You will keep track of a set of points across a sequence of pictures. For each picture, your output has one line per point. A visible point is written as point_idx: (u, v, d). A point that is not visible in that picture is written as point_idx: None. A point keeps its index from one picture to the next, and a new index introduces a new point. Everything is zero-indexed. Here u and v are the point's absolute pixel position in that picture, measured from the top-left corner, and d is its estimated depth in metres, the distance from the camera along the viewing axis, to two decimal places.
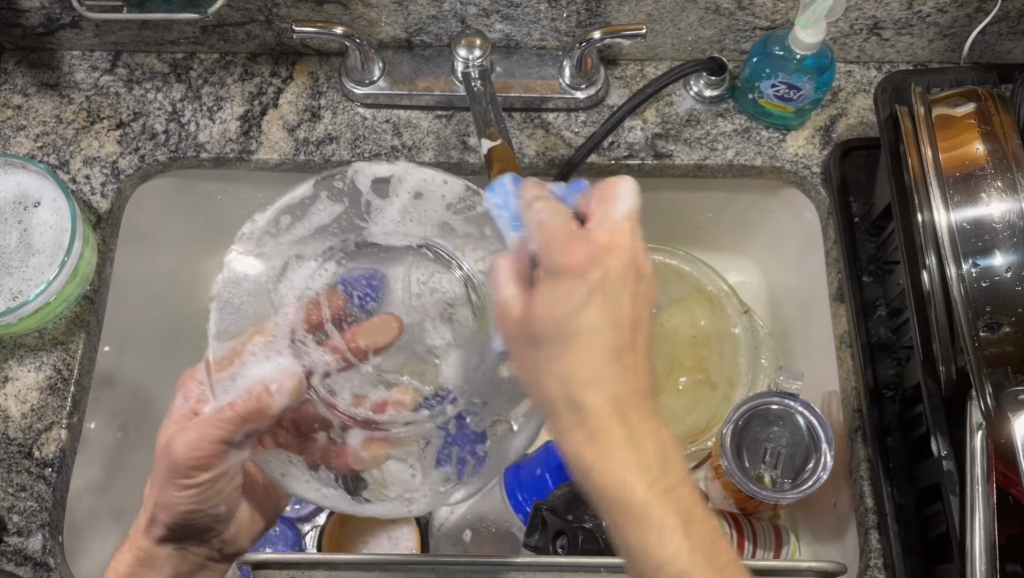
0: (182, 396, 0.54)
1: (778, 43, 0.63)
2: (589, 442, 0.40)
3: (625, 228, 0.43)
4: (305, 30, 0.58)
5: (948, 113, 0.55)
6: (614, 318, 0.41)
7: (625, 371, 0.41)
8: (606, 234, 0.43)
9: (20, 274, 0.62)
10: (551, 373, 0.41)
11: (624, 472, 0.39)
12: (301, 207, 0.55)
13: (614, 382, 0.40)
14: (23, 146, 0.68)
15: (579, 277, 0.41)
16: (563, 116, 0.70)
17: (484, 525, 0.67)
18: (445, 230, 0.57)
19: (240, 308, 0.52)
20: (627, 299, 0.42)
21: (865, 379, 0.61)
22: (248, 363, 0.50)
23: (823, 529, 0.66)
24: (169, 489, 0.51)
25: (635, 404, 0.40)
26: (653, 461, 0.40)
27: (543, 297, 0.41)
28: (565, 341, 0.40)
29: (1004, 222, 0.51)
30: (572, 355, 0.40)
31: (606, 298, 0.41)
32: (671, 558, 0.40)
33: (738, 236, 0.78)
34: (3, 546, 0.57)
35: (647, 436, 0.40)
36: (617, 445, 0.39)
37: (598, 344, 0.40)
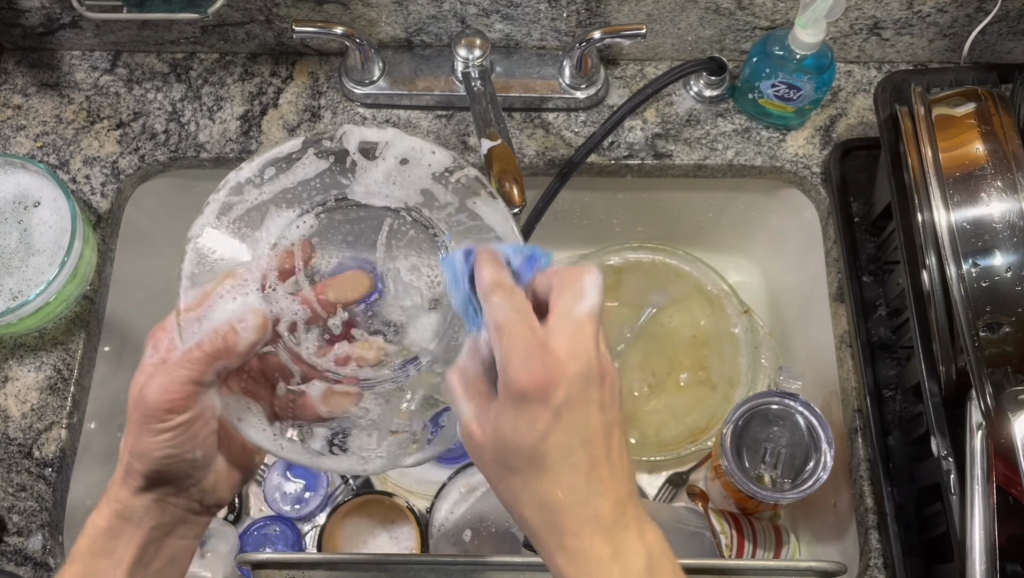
0: (151, 346, 0.52)
1: (778, 43, 0.63)
2: (573, 560, 0.42)
3: (587, 332, 0.43)
4: (305, 30, 0.58)
5: (948, 113, 0.55)
6: (584, 437, 0.42)
7: (599, 483, 0.43)
8: (568, 343, 0.42)
9: (20, 274, 0.62)
10: (532, 501, 0.43)
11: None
12: (287, 160, 0.52)
13: (594, 497, 0.42)
14: (23, 146, 0.68)
15: (544, 403, 0.42)
16: (563, 116, 0.70)
17: (484, 525, 0.66)
18: (431, 197, 0.52)
19: (215, 255, 0.48)
20: (595, 412, 0.43)
21: (865, 378, 0.61)
22: (215, 304, 0.48)
23: (823, 529, 0.66)
24: (146, 435, 0.52)
25: (614, 513, 0.43)
26: (637, 568, 0.42)
27: (512, 427, 0.42)
28: (542, 471, 0.42)
29: (1004, 222, 0.51)
30: (547, 486, 0.42)
31: (574, 417, 0.42)
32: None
33: (739, 237, 0.78)
34: (3, 546, 0.57)
35: (626, 538, 0.43)
36: (600, 564, 0.42)
37: (571, 466, 0.42)
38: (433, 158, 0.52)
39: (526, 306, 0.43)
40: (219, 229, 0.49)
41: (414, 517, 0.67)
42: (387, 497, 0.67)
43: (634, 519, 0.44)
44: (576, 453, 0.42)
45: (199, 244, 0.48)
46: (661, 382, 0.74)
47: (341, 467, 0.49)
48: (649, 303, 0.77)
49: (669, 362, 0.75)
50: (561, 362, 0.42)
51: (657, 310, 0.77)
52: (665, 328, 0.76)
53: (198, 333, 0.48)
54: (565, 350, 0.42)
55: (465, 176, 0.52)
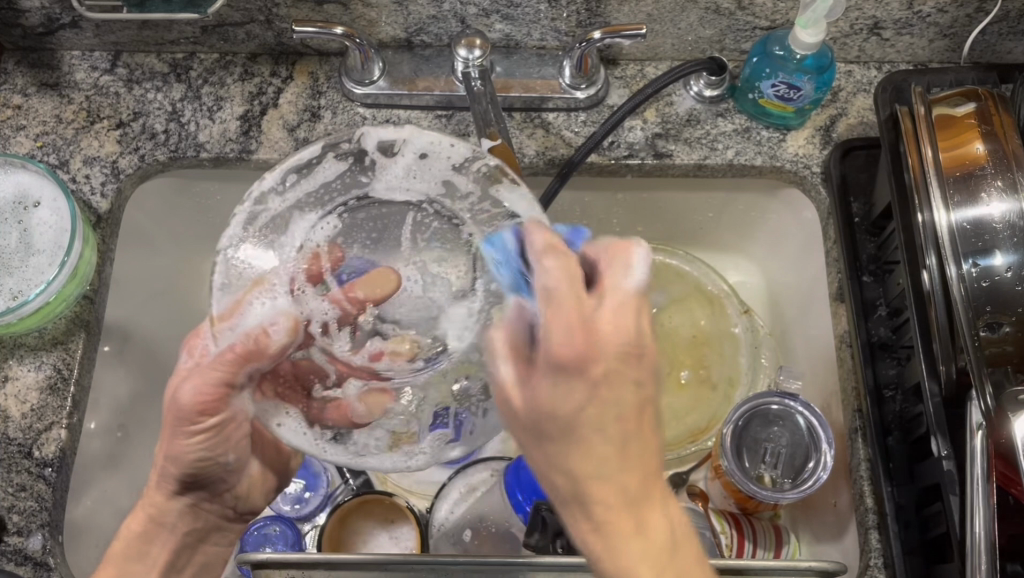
0: (185, 352, 0.53)
1: (778, 43, 0.63)
2: (600, 539, 0.40)
3: (632, 306, 0.40)
4: (304, 30, 0.58)
5: (948, 113, 0.55)
6: (619, 411, 0.40)
7: (633, 462, 0.40)
8: (612, 317, 0.40)
9: (20, 274, 0.62)
10: (559, 467, 0.41)
11: (629, 563, 0.40)
12: (307, 165, 0.52)
13: (620, 473, 0.40)
14: (23, 146, 0.68)
15: (580, 375, 0.39)
16: (563, 116, 0.70)
17: (484, 526, 0.67)
18: (453, 189, 0.52)
19: (244, 265, 0.49)
20: (630, 388, 0.40)
21: (865, 378, 0.61)
22: (245, 311, 0.48)
23: (823, 529, 0.66)
24: (178, 438, 0.53)
25: (644, 493, 0.40)
26: (662, 549, 0.40)
27: (548, 392, 0.39)
28: (569, 438, 0.40)
29: (1004, 222, 0.50)
30: (575, 453, 0.40)
31: (609, 392, 0.40)
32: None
33: (739, 237, 0.78)
34: (3, 546, 0.57)
35: (653, 518, 0.41)
36: (624, 540, 0.40)
37: (604, 438, 0.40)
38: (454, 150, 0.52)
39: (576, 271, 0.40)
40: (247, 240, 0.50)
41: (414, 517, 0.66)
42: (387, 497, 0.67)
43: (663, 502, 0.41)
44: (610, 428, 0.40)
45: (227, 256, 0.48)
46: (661, 382, 0.74)
47: (382, 466, 0.50)
48: (649, 304, 0.77)
49: (669, 361, 0.75)
50: (604, 334, 0.39)
51: (658, 310, 0.77)
52: (665, 329, 0.76)
53: (230, 339, 0.49)
54: (610, 321, 0.40)
55: (486, 167, 0.52)
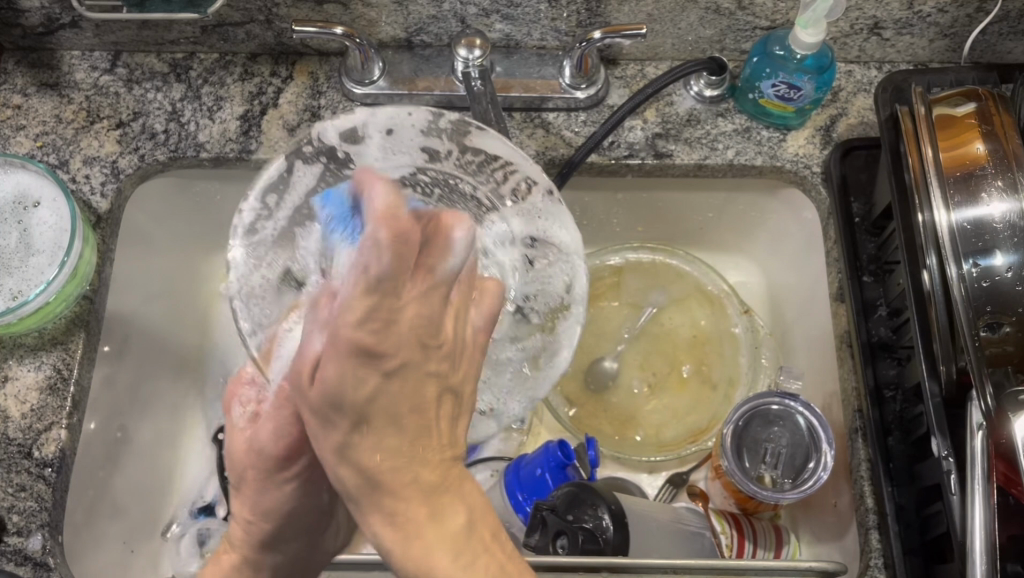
0: (237, 405, 0.59)
1: (778, 43, 0.63)
2: (397, 527, 0.44)
3: (439, 292, 0.44)
4: (305, 30, 0.58)
5: (948, 113, 0.55)
6: (421, 402, 0.46)
7: (426, 451, 0.46)
8: (414, 297, 0.43)
9: (20, 274, 0.62)
10: (355, 459, 0.45)
11: (426, 551, 0.43)
12: (282, 182, 0.52)
13: (417, 462, 0.45)
14: (23, 145, 0.68)
15: (375, 361, 0.42)
16: (563, 116, 0.69)
17: None
18: (433, 152, 0.55)
19: (258, 297, 0.51)
20: (428, 380, 0.46)
21: (865, 379, 0.61)
22: (283, 341, 0.50)
23: (823, 530, 0.66)
24: (268, 490, 0.56)
25: (439, 481, 0.45)
26: (458, 535, 0.44)
27: (349, 375, 0.42)
28: (365, 422, 0.45)
29: (1004, 222, 0.50)
30: (375, 437, 0.45)
31: (403, 380, 0.45)
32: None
33: (740, 237, 0.78)
34: (3, 546, 0.56)
35: (448, 503, 0.45)
36: (420, 529, 0.44)
37: (397, 432, 0.45)
38: (413, 118, 0.54)
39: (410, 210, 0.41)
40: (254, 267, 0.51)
41: None
42: None
43: (457, 488, 0.46)
44: (403, 417, 0.45)
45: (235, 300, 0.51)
46: (661, 381, 0.74)
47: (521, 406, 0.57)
48: (648, 304, 0.77)
49: (668, 361, 0.75)
50: (402, 323, 0.43)
51: (657, 310, 0.77)
52: (665, 329, 0.76)
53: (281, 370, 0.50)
54: (417, 306, 0.43)
55: (449, 122, 0.54)
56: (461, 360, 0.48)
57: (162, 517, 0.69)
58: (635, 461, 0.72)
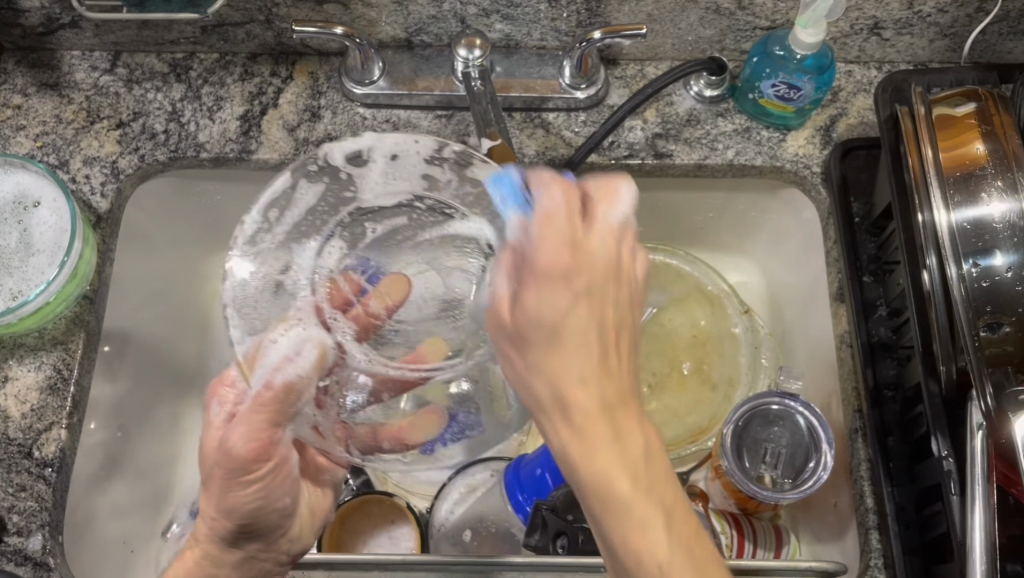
0: (216, 404, 0.53)
1: (778, 43, 0.63)
2: (577, 440, 0.38)
3: (616, 236, 0.40)
4: (304, 30, 0.58)
5: (948, 113, 0.55)
6: (602, 318, 0.39)
7: (612, 369, 0.39)
8: (600, 245, 0.39)
9: (20, 274, 0.62)
10: (538, 373, 0.39)
11: (608, 466, 0.38)
12: (283, 196, 0.51)
13: (602, 377, 0.38)
14: (23, 146, 0.68)
15: (562, 284, 0.38)
16: (563, 116, 0.70)
17: (484, 526, 0.67)
18: (433, 182, 0.53)
19: (257, 311, 0.48)
20: (611, 303, 0.39)
21: (865, 379, 0.61)
22: (267, 350, 0.48)
23: (823, 529, 0.66)
24: (233, 490, 0.51)
25: (620, 400, 0.39)
26: (640, 460, 0.38)
27: (534, 301, 0.38)
28: (551, 338, 0.38)
29: (1004, 222, 0.50)
30: (555, 355, 0.38)
31: (591, 300, 0.39)
32: (651, 555, 0.37)
33: (741, 237, 0.78)
34: (3, 546, 0.56)
35: (630, 429, 0.39)
36: (600, 443, 0.38)
37: (586, 347, 0.38)
38: (419, 145, 0.53)
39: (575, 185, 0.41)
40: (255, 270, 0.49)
41: (414, 517, 0.66)
42: (387, 497, 0.67)
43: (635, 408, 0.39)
44: (590, 334, 0.39)
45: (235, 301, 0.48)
46: (662, 381, 0.74)
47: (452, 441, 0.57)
48: (649, 303, 0.77)
49: (668, 361, 0.75)
50: (588, 251, 0.39)
51: (657, 310, 0.77)
52: (665, 328, 0.76)
53: (263, 379, 0.48)
54: (597, 246, 0.39)
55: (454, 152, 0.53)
56: (634, 295, 0.42)
57: (163, 516, 0.69)
58: None
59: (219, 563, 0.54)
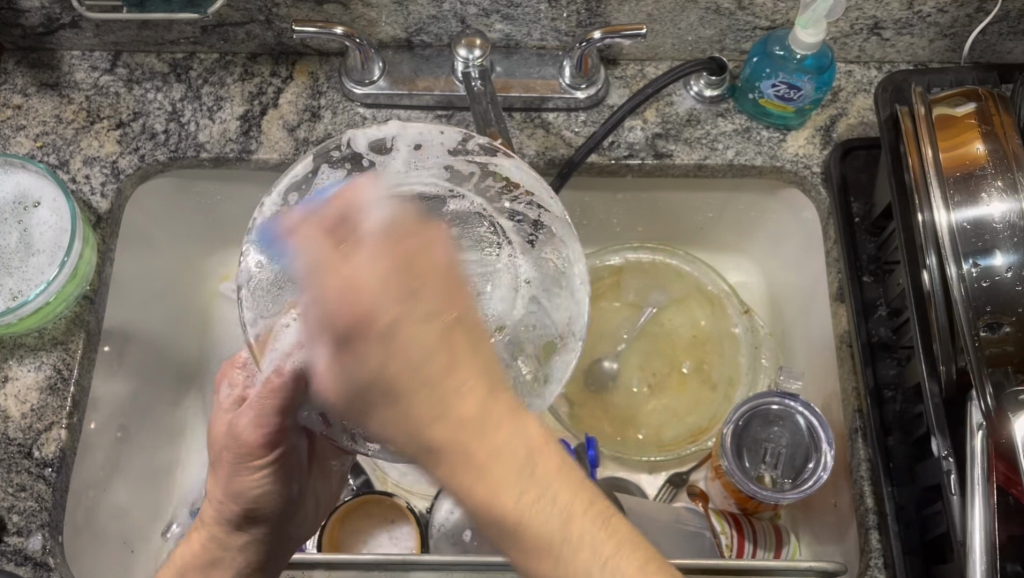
0: (227, 386, 0.54)
1: (778, 43, 0.63)
2: (452, 476, 0.36)
3: (396, 251, 0.38)
4: (304, 30, 0.58)
5: (948, 113, 0.55)
6: (420, 334, 0.36)
7: (465, 388, 0.36)
8: (367, 270, 0.37)
9: (20, 274, 0.62)
10: (393, 425, 0.37)
11: (492, 486, 0.35)
12: (302, 181, 0.54)
13: (462, 395, 0.36)
14: (23, 146, 0.68)
15: (366, 327, 0.37)
16: (563, 116, 0.70)
17: (485, 525, 0.65)
18: (456, 173, 0.55)
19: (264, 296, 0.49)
20: (421, 314, 0.37)
21: (866, 379, 0.61)
22: (279, 333, 0.47)
23: (823, 529, 0.66)
24: (241, 475, 0.51)
25: (484, 404, 0.36)
26: (518, 467, 0.36)
27: (354, 357, 0.37)
28: (392, 386, 0.36)
29: (1004, 222, 0.50)
30: (397, 405, 0.36)
31: (407, 317, 0.37)
32: (569, 564, 0.35)
33: (741, 236, 0.78)
34: (3, 546, 0.56)
35: (500, 434, 0.36)
36: (474, 471, 0.35)
37: (416, 375, 0.36)
38: (445, 135, 0.55)
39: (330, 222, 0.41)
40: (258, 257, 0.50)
41: (415, 517, 0.67)
42: (387, 497, 0.67)
43: (507, 409, 0.37)
44: (420, 363, 0.36)
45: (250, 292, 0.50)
46: (662, 381, 0.74)
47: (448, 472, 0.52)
48: (649, 304, 0.77)
49: (668, 361, 0.75)
50: (367, 285, 0.37)
51: (657, 310, 0.77)
52: (665, 328, 0.76)
53: (274, 363, 0.46)
54: (379, 266, 0.37)
55: (477, 145, 0.55)
56: (449, 284, 0.38)
57: (163, 516, 0.69)
58: (636, 460, 0.72)
59: (224, 546, 0.52)
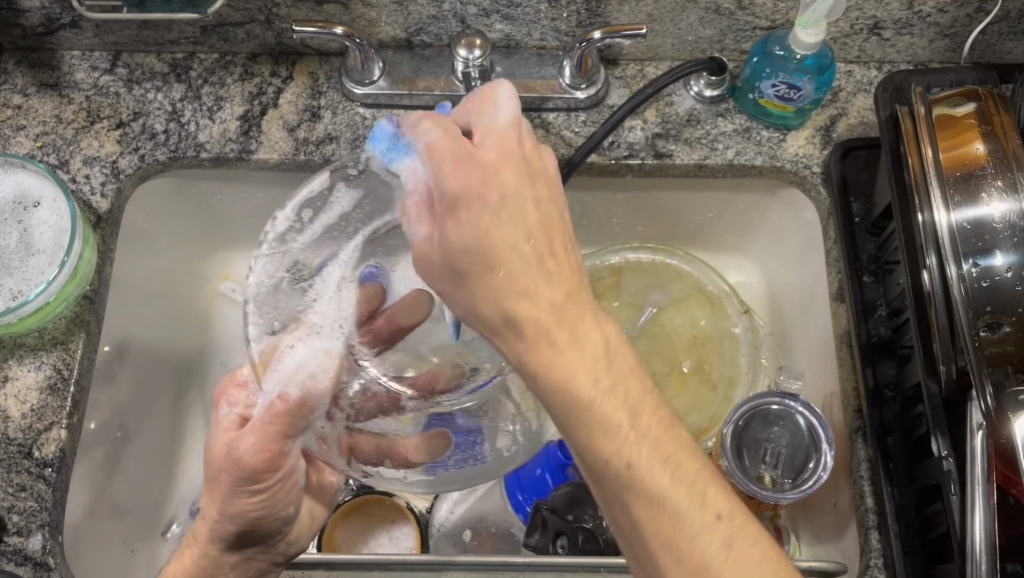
0: (224, 405, 0.51)
1: (778, 43, 0.63)
2: (529, 351, 0.41)
3: (515, 161, 0.43)
4: (304, 30, 0.58)
5: (948, 113, 0.55)
6: (522, 230, 0.42)
7: (549, 287, 0.42)
8: (493, 141, 0.44)
9: (20, 274, 0.62)
10: (484, 298, 0.42)
11: (570, 371, 0.41)
12: (319, 198, 0.52)
13: (547, 292, 0.41)
14: (23, 146, 0.68)
15: (466, 206, 0.43)
16: (563, 116, 0.70)
17: (484, 526, 0.68)
18: None
19: (276, 306, 0.49)
20: (529, 206, 0.43)
21: (866, 379, 0.61)
22: (283, 355, 0.48)
23: (823, 530, 0.66)
24: (240, 498, 0.49)
25: (569, 300, 0.42)
26: (596, 358, 0.41)
27: (453, 228, 0.43)
28: (483, 262, 0.42)
29: (1004, 222, 0.50)
30: (490, 274, 0.42)
31: (510, 207, 0.42)
32: (623, 456, 0.40)
33: (741, 236, 0.78)
34: (3, 546, 0.56)
35: (584, 328, 0.42)
36: (558, 352, 0.41)
37: (511, 225, 0.42)
38: None
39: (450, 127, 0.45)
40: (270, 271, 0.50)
41: (415, 517, 0.67)
42: (387, 497, 0.67)
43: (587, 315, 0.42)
44: (513, 242, 0.42)
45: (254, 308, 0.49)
46: (663, 382, 0.74)
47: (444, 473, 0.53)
48: (649, 303, 0.77)
49: (669, 361, 0.75)
50: (480, 186, 0.43)
51: (657, 310, 0.77)
52: (665, 328, 0.76)
53: (277, 386, 0.47)
54: (472, 176, 0.43)
55: None
56: (554, 192, 0.45)
57: (163, 515, 0.69)
58: None
59: (217, 563, 0.52)
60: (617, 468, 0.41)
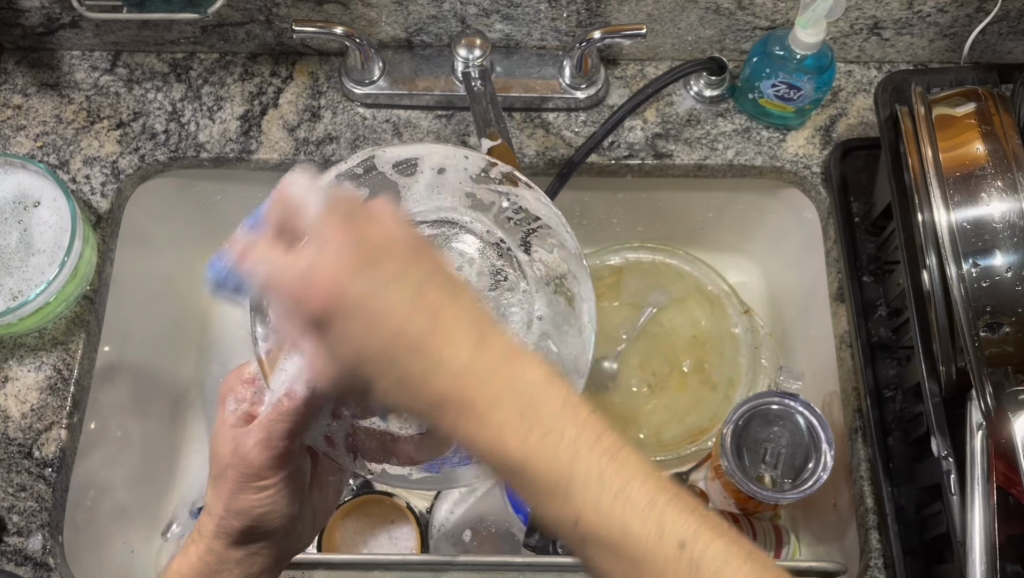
0: (232, 401, 0.52)
1: (778, 43, 0.63)
2: (464, 434, 0.37)
3: (360, 240, 0.38)
4: (305, 30, 0.58)
5: (948, 113, 0.55)
6: (403, 302, 0.37)
7: (450, 354, 0.36)
8: (329, 233, 0.38)
9: (20, 274, 0.62)
10: (395, 388, 0.37)
11: (500, 443, 0.36)
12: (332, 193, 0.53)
13: (448, 360, 0.36)
14: (23, 146, 0.68)
15: (339, 301, 0.37)
16: (563, 116, 0.70)
17: (484, 526, 0.68)
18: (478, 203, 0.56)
19: None
20: (391, 280, 0.37)
21: (866, 379, 0.61)
22: (289, 355, 0.47)
23: (823, 529, 0.66)
24: (244, 493, 0.50)
25: (478, 355, 0.36)
26: (529, 412, 0.36)
27: (337, 330, 0.38)
28: (384, 354, 0.37)
29: (1004, 222, 0.50)
30: (393, 368, 0.37)
31: (382, 283, 0.37)
32: (585, 499, 0.36)
33: (741, 236, 0.78)
34: (3, 546, 0.56)
35: (498, 381, 0.36)
36: (487, 421, 0.36)
37: (392, 304, 0.37)
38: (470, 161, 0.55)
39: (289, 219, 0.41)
40: None
41: (415, 516, 0.67)
42: (387, 497, 0.67)
43: (504, 364, 0.37)
44: (396, 331, 0.37)
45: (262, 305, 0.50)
46: (663, 381, 0.74)
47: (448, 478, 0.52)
48: (649, 303, 0.77)
49: (668, 361, 0.75)
50: (337, 281, 0.37)
51: (657, 310, 0.77)
52: (665, 328, 0.76)
53: (282, 386, 0.47)
54: (324, 269, 0.37)
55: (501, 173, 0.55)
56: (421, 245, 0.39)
57: (162, 516, 0.69)
58: None
59: (222, 560, 0.52)
60: (575, 518, 0.37)
